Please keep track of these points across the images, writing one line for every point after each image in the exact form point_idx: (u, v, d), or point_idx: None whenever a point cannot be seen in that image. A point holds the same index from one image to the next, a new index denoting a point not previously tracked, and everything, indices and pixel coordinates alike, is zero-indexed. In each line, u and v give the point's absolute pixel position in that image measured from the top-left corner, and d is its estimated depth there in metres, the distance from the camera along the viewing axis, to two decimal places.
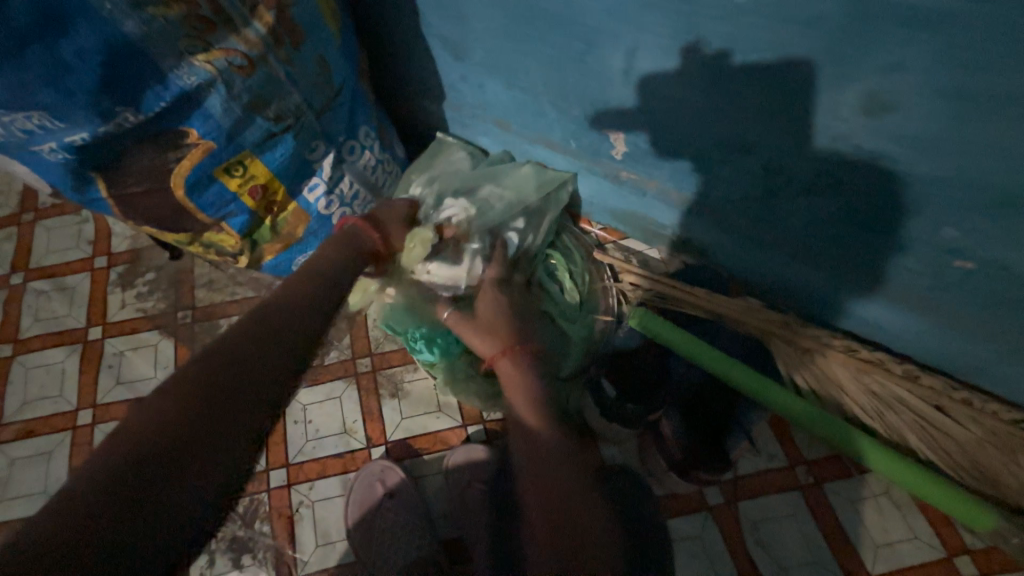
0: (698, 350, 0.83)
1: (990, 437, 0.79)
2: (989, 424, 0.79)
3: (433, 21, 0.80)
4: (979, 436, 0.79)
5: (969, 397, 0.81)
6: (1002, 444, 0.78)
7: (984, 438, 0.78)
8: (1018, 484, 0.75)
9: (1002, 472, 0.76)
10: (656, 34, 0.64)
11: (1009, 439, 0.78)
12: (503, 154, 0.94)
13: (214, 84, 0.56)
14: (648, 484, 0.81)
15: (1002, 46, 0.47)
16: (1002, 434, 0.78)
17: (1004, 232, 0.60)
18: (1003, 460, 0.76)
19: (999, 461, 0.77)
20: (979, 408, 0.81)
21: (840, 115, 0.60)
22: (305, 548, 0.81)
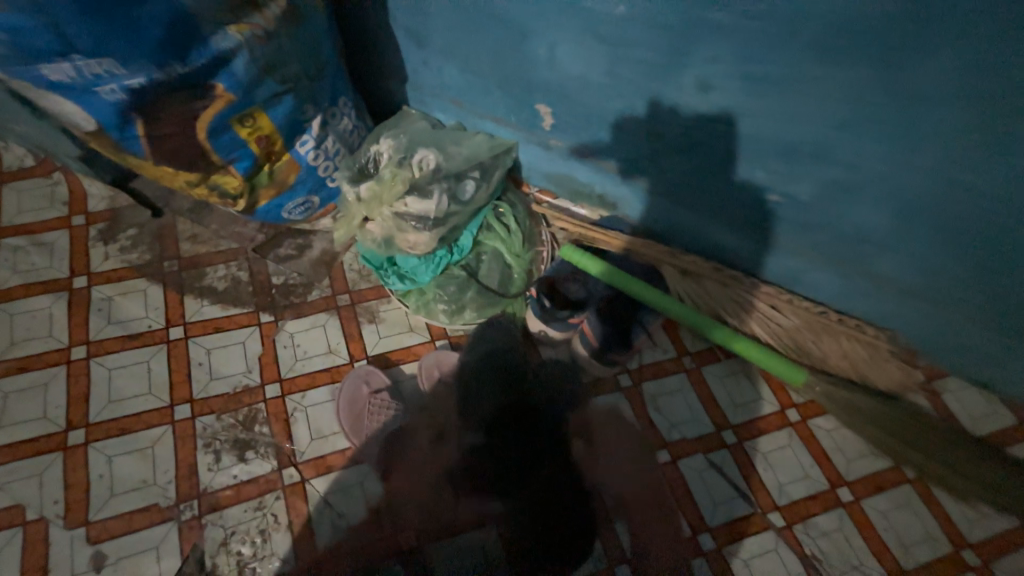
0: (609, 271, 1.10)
1: (805, 323, 1.14)
2: (805, 315, 1.14)
3: (399, 15, 1.02)
4: (796, 323, 1.13)
5: (791, 297, 1.16)
6: (812, 328, 1.13)
7: (801, 325, 1.13)
8: (819, 352, 1.12)
9: (811, 345, 1.12)
10: (569, 32, 0.89)
11: (817, 324, 1.13)
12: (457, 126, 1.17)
13: (240, 49, 0.74)
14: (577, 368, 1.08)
15: (762, 47, 0.78)
16: (813, 320, 1.13)
17: (793, 171, 0.93)
18: (812, 337, 1.12)
19: (809, 339, 1.12)
20: (799, 304, 1.15)
21: (689, 92, 0.89)
22: (301, 442, 0.97)
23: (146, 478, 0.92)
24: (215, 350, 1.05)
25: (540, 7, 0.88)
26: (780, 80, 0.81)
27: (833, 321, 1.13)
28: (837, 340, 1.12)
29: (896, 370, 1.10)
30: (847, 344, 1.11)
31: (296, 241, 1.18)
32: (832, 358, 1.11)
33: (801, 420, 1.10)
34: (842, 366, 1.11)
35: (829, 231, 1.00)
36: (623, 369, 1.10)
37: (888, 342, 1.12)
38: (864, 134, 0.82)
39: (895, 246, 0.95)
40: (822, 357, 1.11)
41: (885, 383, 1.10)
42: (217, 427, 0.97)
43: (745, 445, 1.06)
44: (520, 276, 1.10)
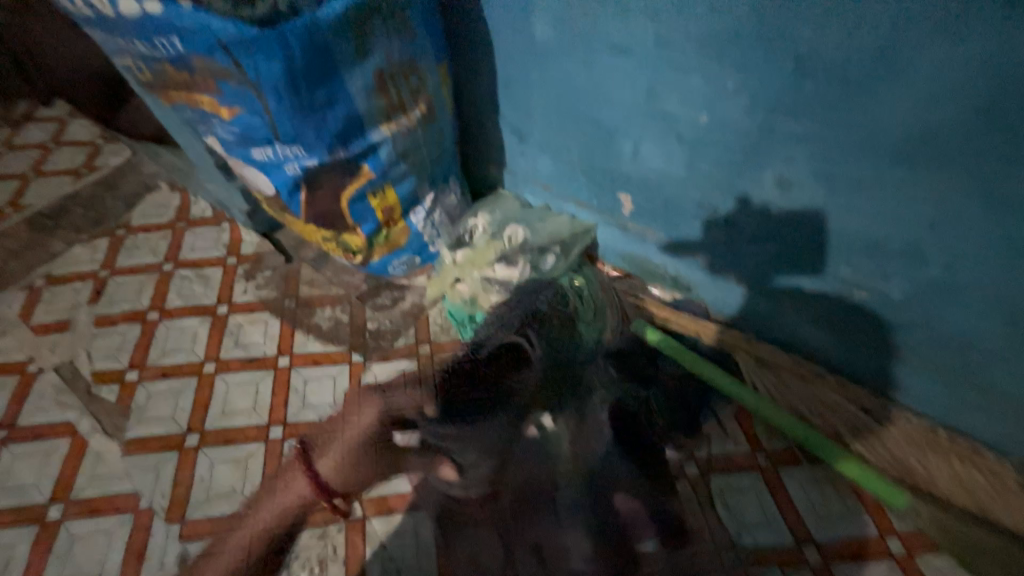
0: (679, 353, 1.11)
1: (905, 436, 1.02)
2: (904, 426, 1.03)
3: (508, 115, 1.23)
4: (895, 434, 1.03)
5: (887, 404, 1.06)
6: (914, 442, 1.01)
7: (900, 437, 1.02)
8: (926, 473, 0.98)
9: (915, 463, 0.99)
10: (656, 135, 1.02)
11: (921, 438, 1.01)
12: (543, 209, 1.32)
13: (386, 140, 0.94)
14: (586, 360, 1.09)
15: (839, 151, 0.83)
16: (914, 433, 1.02)
17: (881, 268, 0.91)
18: (915, 454, 1.00)
19: (911, 455, 1.00)
20: (895, 414, 1.04)
21: (769, 189, 0.94)
22: (368, 478, 1.04)
23: (236, 486, 1.03)
24: (311, 380, 1.19)
25: (630, 115, 1.02)
26: (862, 182, 0.84)
27: (941, 438, 1.00)
28: (948, 460, 0.98)
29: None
30: (960, 467, 0.97)
31: (392, 292, 1.34)
32: (941, 480, 0.97)
33: (904, 552, 0.95)
34: (955, 493, 0.96)
35: (927, 334, 0.94)
36: (689, 456, 1.03)
37: (1016, 473, 0.96)
38: (957, 235, 0.80)
39: (1010, 356, 0.87)
40: (930, 479, 0.98)
41: (1017, 525, 0.92)
42: (300, 451, 1.07)
43: (832, 569, 0.93)
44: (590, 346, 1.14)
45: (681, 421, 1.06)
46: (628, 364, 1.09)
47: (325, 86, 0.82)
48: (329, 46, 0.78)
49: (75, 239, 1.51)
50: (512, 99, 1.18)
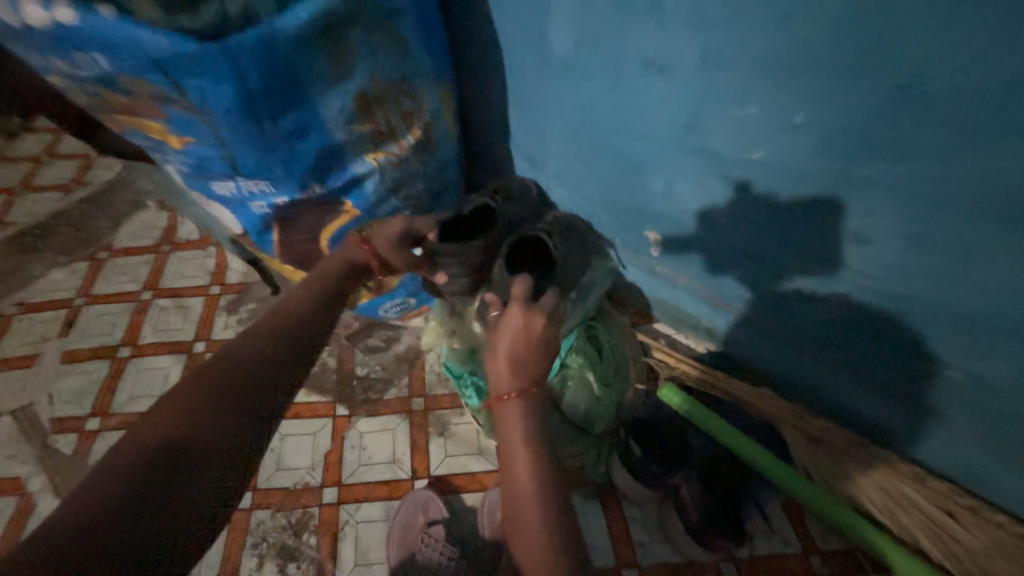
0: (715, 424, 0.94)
1: (999, 547, 0.81)
2: (997, 535, 0.82)
3: (520, 140, 1.07)
4: (985, 546, 0.82)
5: (975, 505, 0.85)
6: (1011, 556, 0.80)
7: (990, 549, 0.81)
8: None
9: None
10: (695, 171, 0.84)
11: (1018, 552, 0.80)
12: None
13: (373, 173, 0.79)
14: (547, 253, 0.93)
15: (929, 206, 0.63)
16: (1012, 546, 0.81)
17: (983, 350, 0.70)
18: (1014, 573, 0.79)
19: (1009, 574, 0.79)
20: (985, 518, 0.84)
21: (837, 243, 0.76)
22: (344, 565, 0.89)
23: (192, 569, 0.89)
24: (288, 438, 1.04)
25: (664, 147, 0.85)
26: (965, 249, 0.64)
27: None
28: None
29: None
30: None
31: (386, 333, 1.19)
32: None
33: None
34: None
35: None
36: (728, 557, 0.87)
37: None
38: None
39: None
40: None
41: None
42: (268, 526, 0.93)
43: None
44: (607, 411, 0.96)
45: (715, 524, 0.85)
46: (656, 441, 0.94)
47: (294, 112, 0.68)
48: (296, 64, 0.64)
49: (54, 261, 1.41)
50: (526, 123, 1.03)
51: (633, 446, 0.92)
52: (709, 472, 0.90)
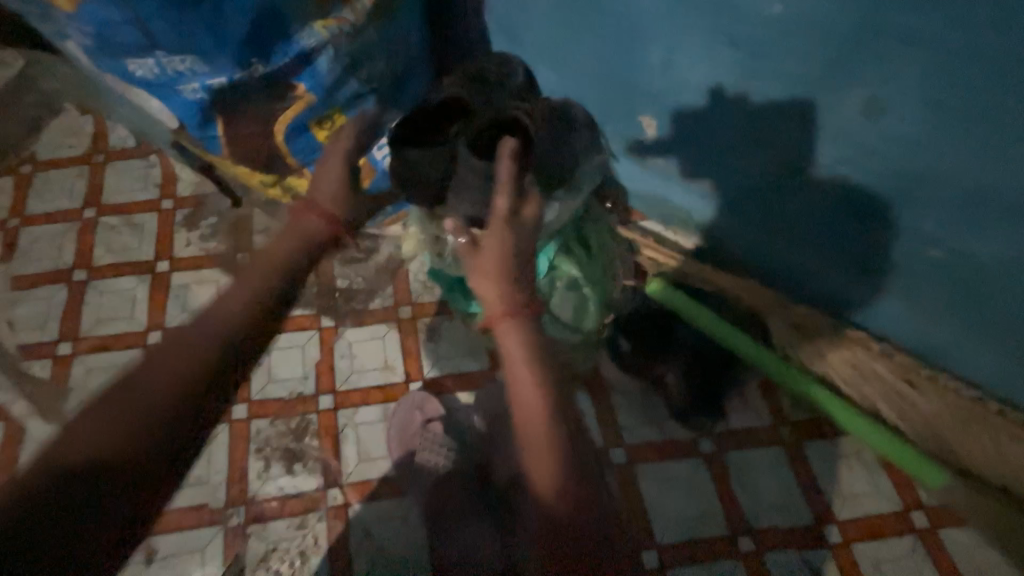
0: (701, 317, 0.96)
1: (951, 409, 0.90)
2: (951, 398, 0.90)
3: (497, 9, 0.91)
4: (938, 406, 0.91)
5: (935, 375, 0.91)
6: (960, 415, 0.89)
7: (942, 409, 0.90)
8: (966, 448, 0.89)
9: (955, 437, 0.90)
10: (701, 36, 0.74)
11: (967, 412, 0.89)
12: None
13: (324, 47, 0.67)
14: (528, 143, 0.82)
15: (961, 63, 0.58)
16: (961, 407, 0.89)
17: (979, 227, 0.70)
18: (959, 429, 0.89)
19: (954, 429, 0.90)
20: (945, 385, 0.91)
21: (849, 118, 0.70)
22: (348, 462, 0.93)
23: (200, 475, 0.92)
24: (276, 351, 1.03)
25: (668, 6, 0.73)
26: (981, 115, 0.60)
27: (991, 416, 0.87)
28: (996, 437, 0.87)
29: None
30: (1008, 444, 0.87)
31: (363, 243, 1.13)
32: (984, 458, 0.88)
33: (929, 527, 0.89)
34: (999, 471, 0.87)
35: (1016, 306, 0.76)
36: (705, 433, 0.94)
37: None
38: None
39: None
40: (968, 454, 0.89)
41: None
42: (270, 433, 0.95)
43: (850, 549, 0.88)
44: (596, 308, 0.97)
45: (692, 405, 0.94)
46: (643, 334, 0.97)
47: None
48: None
49: None
50: None
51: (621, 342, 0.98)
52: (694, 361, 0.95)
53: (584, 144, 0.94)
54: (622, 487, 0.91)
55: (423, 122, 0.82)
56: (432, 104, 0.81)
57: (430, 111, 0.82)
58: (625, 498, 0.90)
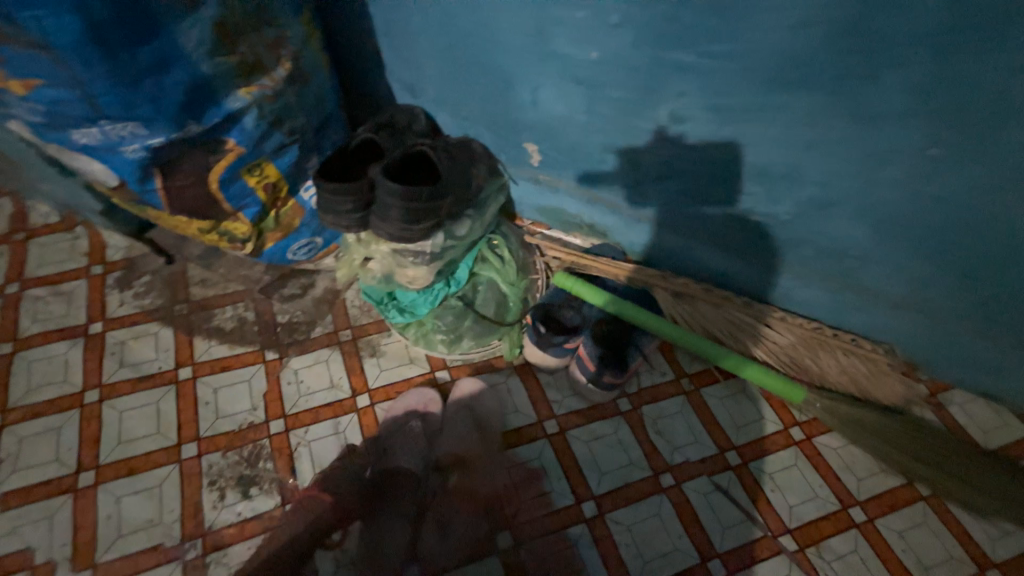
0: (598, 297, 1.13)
1: (801, 340, 1.15)
2: (799, 331, 1.15)
3: (396, 70, 1.12)
4: (792, 340, 1.14)
5: (784, 315, 1.16)
6: (807, 344, 1.14)
7: (795, 341, 1.14)
8: (817, 367, 1.12)
9: (807, 361, 1.13)
10: (552, 78, 0.97)
11: (812, 339, 1.14)
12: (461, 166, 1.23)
13: (249, 107, 0.81)
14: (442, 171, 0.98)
15: (720, 82, 0.84)
16: (807, 336, 1.14)
17: (765, 192, 0.97)
18: (809, 354, 1.13)
19: (806, 356, 1.13)
20: (792, 320, 1.16)
21: (665, 125, 0.95)
22: (304, 477, 0.98)
23: (152, 517, 0.93)
24: (222, 389, 1.08)
25: (524, 58, 0.96)
26: (743, 115, 0.87)
27: (828, 337, 1.14)
28: (835, 355, 1.12)
29: (888, 377, 1.11)
30: (844, 358, 1.12)
31: (300, 280, 1.24)
32: (830, 373, 1.12)
33: (805, 437, 1.10)
34: (841, 381, 1.12)
35: (813, 245, 1.02)
36: (621, 394, 1.11)
37: (886, 356, 1.12)
38: (826, 153, 0.87)
39: (881, 258, 0.98)
40: (821, 373, 1.12)
41: (890, 398, 1.11)
42: (222, 464, 0.98)
43: (748, 467, 1.05)
44: (516, 304, 1.14)
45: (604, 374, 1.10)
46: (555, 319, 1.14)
47: (148, 45, 0.67)
48: None
49: None
50: (396, 51, 1.07)
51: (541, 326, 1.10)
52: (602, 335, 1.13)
53: (484, 170, 1.15)
54: (559, 453, 1.04)
55: (343, 159, 0.96)
56: (350, 146, 0.97)
57: (348, 152, 0.97)
58: (560, 461, 1.03)
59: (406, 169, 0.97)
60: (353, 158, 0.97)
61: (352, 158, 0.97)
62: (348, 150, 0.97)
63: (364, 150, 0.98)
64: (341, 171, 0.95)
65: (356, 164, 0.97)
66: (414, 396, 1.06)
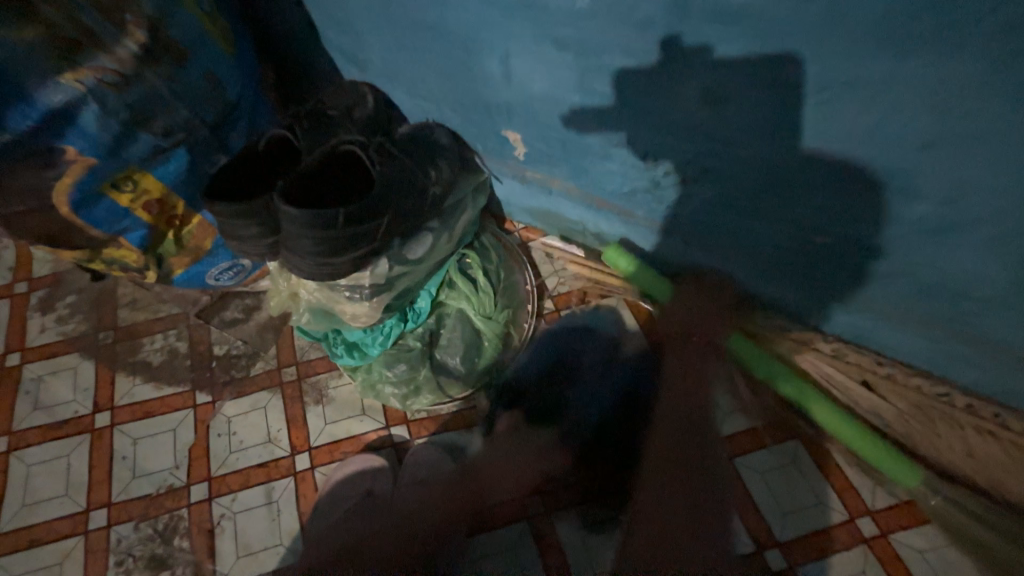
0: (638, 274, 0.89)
1: (914, 410, 0.81)
2: (913, 398, 0.81)
3: (331, 36, 0.84)
4: (900, 410, 0.81)
5: (891, 372, 0.83)
6: (922, 415, 0.81)
7: (907, 412, 0.81)
8: (932, 451, 0.79)
9: (920, 441, 0.80)
10: (525, 40, 0.67)
11: (929, 410, 0.81)
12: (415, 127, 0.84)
13: (84, 102, 0.60)
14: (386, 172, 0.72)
15: (776, 41, 0.53)
16: (924, 407, 0.81)
17: (847, 205, 0.65)
18: (925, 431, 0.80)
19: (919, 433, 0.80)
20: (902, 382, 0.83)
21: (692, 106, 0.64)
22: (225, 560, 0.81)
23: None
24: (142, 441, 0.91)
25: (481, 11, 0.66)
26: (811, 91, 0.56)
27: (956, 409, 0.80)
28: (962, 435, 0.78)
29: None
30: (978, 442, 0.78)
31: (243, 301, 1.03)
32: (953, 460, 0.78)
33: (878, 534, 0.79)
34: (968, 471, 0.78)
35: (919, 282, 0.69)
36: None
37: None
38: (958, 154, 0.54)
39: (1017, 306, 0.65)
40: (936, 457, 0.79)
41: None
42: (132, 540, 0.83)
43: (798, 573, 0.78)
44: (491, 342, 0.89)
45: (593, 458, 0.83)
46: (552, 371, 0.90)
47: None
48: None
49: None
50: (326, 7, 0.79)
51: (502, 417, 0.87)
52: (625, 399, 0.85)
53: (448, 170, 0.82)
54: (540, 542, 0.82)
55: (250, 165, 0.72)
56: (258, 147, 0.72)
57: (256, 155, 0.73)
58: (541, 551, 0.82)
59: (335, 175, 0.73)
60: (268, 163, 0.74)
61: (267, 162, 0.74)
62: (261, 151, 0.73)
63: (285, 152, 0.75)
64: (248, 180, 0.72)
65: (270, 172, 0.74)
66: (359, 460, 0.86)
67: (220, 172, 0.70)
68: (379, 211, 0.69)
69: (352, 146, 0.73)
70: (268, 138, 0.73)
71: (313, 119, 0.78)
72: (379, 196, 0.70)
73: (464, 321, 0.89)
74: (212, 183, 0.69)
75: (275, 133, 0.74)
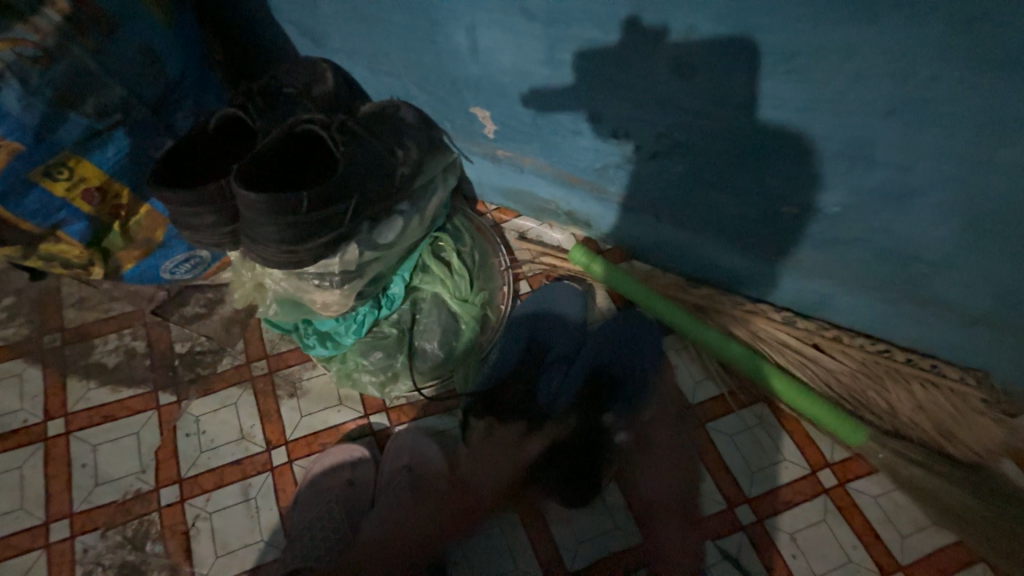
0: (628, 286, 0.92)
1: (862, 367, 0.88)
2: (859, 356, 0.88)
3: (283, 7, 0.78)
4: (851, 368, 0.87)
5: (838, 334, 0.90)
6: (870, 371, 0.87)
7: (856, 369, 0.87)
8: (885, 404, 0.86)
9: (873, 395, 0.86)
10: (489, 9, 0.65)
11: (876, 367, 0.88)
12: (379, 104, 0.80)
13: (3, 80, 0.54)
14: (350, 154, 0.69)
15: (742, 11, 0.53)
16: (870, 364, 0.88)
17: (810, 176, 0.67)
18: (875, 387, 0.86)
19: (871, 389, 0.86)
20: (849, 343, 0.89)
21: (662, 79, 0.64)
22: (203, 561, 0.79)
23: None
24: (103, 447, 0.86)
25: None
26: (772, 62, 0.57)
27: (899, 363, 0.87)
28: (908, 388, 0.85)
29: (996, 425, 0.82)
30: (921, 393, 0.85)
31: (205, 295, 0.97)
32: (902, 410, 0.85)
33: (837, 484, 0.85)
34: (916, 420, 0.85)
35: (875, 248, 0.73)
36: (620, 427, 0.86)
37: (979, 389, 0.84)
38: (914, 122, 0.56)
39: (963, 267, 0.69)
40: (890, 410, 0.85)
41: (980, 445, 0.82)
42: (100, 549, 0.79)
43: (766, 526, 0.83)
44: (468, 325, 0.88)
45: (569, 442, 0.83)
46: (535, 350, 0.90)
47: None
48: None
49: None
50: None
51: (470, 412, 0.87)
52: (591, 373, 0.88)
53: (416, 150, 0.79)
54: (526, 519, 0.83)
55: (199, 150, 0.67)
56: (208, 129, 0.68)
57: (206, 138, 0.68)
58: (525, 527, 0.83)
59: (294, 159, 0.70)
60: (219, 147, 0.69)
61: (219, 146, 0.69)
62: (211, 134, 0.68)
63: (238, 133, 0.70)
64: (200, 167, 0.67)
65: (223, 156, 0.69)
66: (339, 452, 0.84)
67: (166, 158, 0.65)
68: (342, 196, 0.66)
69: (310, 127, 0.68)
70: (218, 120, 0.68)
71: (269, 101, 0.74)
72: (343, 180, 0.66)
73: (440, 305, 0.88)
74: (158, 170, 0.64)
75: (225, 113, 0.68)
